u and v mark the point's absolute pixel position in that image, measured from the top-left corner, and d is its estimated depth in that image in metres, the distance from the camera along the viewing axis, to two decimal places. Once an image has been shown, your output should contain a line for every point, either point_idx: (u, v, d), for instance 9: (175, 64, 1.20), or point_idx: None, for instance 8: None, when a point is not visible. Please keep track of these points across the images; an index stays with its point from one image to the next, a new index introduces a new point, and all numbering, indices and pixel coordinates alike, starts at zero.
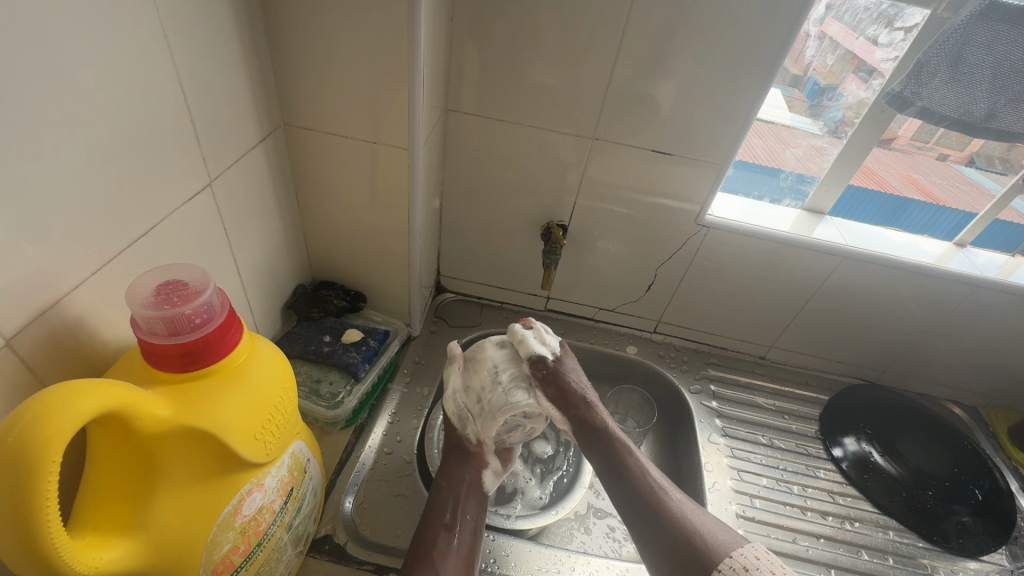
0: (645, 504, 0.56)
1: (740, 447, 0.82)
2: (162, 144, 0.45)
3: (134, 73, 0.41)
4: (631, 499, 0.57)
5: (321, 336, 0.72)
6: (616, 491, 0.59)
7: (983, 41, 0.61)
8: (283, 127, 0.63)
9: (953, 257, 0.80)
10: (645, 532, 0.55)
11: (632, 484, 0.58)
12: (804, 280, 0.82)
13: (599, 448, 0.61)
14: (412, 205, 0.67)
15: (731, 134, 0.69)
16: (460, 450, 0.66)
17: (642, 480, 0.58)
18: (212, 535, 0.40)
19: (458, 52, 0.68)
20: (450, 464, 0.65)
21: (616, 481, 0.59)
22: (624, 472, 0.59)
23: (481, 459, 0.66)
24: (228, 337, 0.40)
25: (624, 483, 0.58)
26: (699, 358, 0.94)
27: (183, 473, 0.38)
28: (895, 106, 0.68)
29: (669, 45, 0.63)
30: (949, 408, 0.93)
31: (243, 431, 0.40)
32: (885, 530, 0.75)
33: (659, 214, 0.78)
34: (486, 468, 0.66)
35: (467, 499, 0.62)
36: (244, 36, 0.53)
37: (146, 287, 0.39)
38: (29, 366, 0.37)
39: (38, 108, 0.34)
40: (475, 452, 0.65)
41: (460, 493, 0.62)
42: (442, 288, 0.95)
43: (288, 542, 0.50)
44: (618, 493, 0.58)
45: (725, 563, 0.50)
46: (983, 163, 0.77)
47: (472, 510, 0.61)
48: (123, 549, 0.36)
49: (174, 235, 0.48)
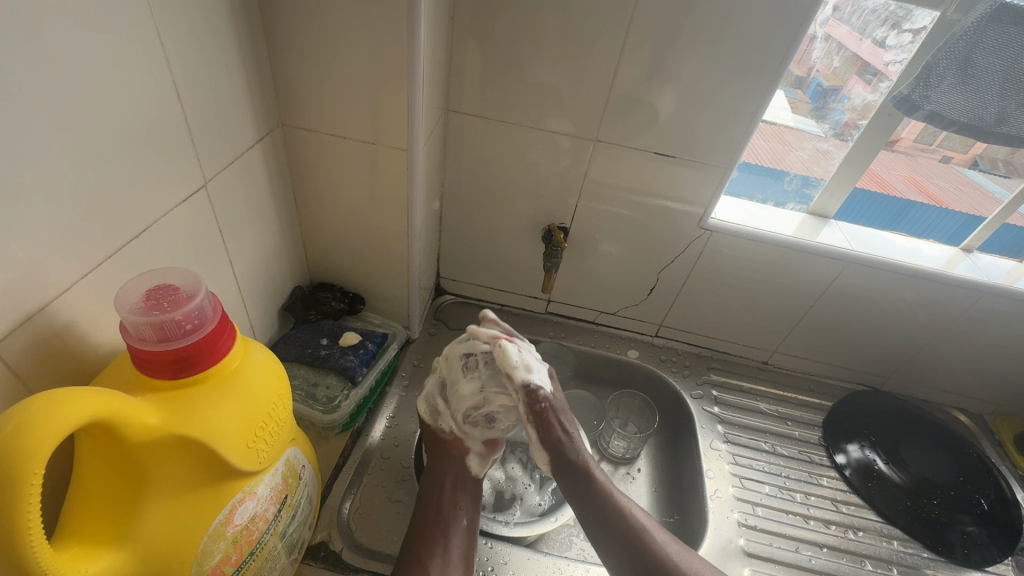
0: (613, 526, 0.58)
1: (742, 454, 0.81)
2: (156, 144, 0.44)
3: (126, 73, 0.40)
4: (595, 520, 0.59)
5: (318, 339, 0.71)
6: (582, 511, 0.60)
7: (994, 43, 0.59)
8: (281, 127, 0.62)
9: (960, 262, 0.79)
10: (612, 545, 0.58)
11: (599, 504, 0.60)
12: (808, 284, 0.81)
13: (570, 472, 0.62)
14: (411, 207, 0.66)
15: (736, 137, 0.68)
16: (438, 441, 0.66)
17: (608, 501, 0.60)
18: (203, 545, 0.40)
19: (458, 52, 0.67)
20: (435, 458, 0.65)
21: (583, 502, 0.61)
22: (592, 496, 0.60)
23: (460, 446, 0.65)
24: (220, 343, 0.39)
25: (593, 507, 0.60)
26: (701, 363, 0.93)
27: (174, 483, 0.37)
28: (903, 110, 0.65)
29: (673, 45, 0.62)
30: (953, 415, 0.92)
31: (236, 439, 0.39)
32: (889, 539, 0.74)
33: (662, 218, 0.77)
34: (468, 452, 0.66)
35: (452, 495, 0.62)
36: (240, 34, 0.52)
37: (135, 291, 0.38)
38: (16, 372, 0.36)
39: (25, 106, 0.33)
40: (449, 441, 0.65)
41: (441, 491, 0.62)
42: (442, 290, 0.94)
43: (282, 550, 0.49)
44: (585, 513, 0.60)
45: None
46: (986, 165, 0.76)
47: (462, 502, 0.62)
48: (111, 560, 0.35)
49: (168, 237, 0.47)
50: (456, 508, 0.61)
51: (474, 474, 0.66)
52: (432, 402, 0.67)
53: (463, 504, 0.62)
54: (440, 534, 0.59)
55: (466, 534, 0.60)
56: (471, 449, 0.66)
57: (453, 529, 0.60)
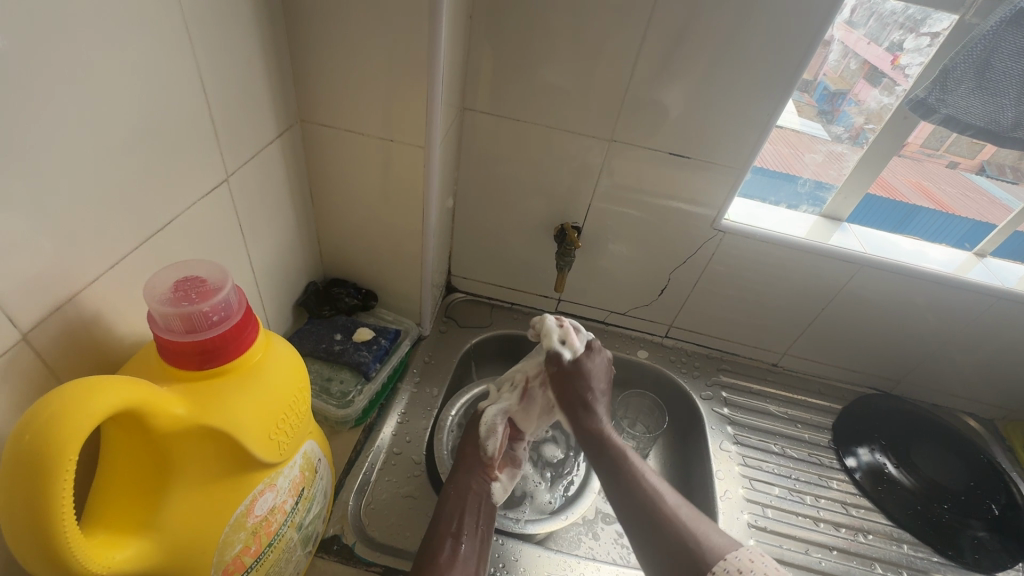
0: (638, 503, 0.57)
1: (752, 455, 0.81)
2: (181, 139, 0.44)
3: (154, 68, 0.40)
4: (632, 513, 0.57)
5: (332, 335, 0.72)
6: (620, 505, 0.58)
7: (1012, 48, 0.58)
8: (300, 123, 0.62)
9: (972, 267, 0.79)
10: (646, 540, 0.54)
11: (636, 494, 0.57)
12: (821, 286, 0.81)
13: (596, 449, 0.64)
14: (426, 204, 0.66)
15: (751, 139, 0.68)
16: (473, 455, 0.66)
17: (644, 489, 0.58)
18: (223, 536, 0.40)
19: (475, 51, 0.67)
20: (460, 475, 0.64)
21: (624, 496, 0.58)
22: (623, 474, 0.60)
23: (489, 470, 0.65)
24: (245, 335, 0.39)
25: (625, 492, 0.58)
26: (710, 364, 0.93)
27: (199, 472, 0.38)
28: (919, 113, 0.65)
29: (691, 46, 0.62)
30: (963, 420, 0.92)
31: (258, 432, 0.40)
32: (898, 543, 0.73)
33: (674, 219, 0.77)
34: (496, 478, 0.66)
35: (476, 515, 0.62)
36: (263, 30, 0.52)
37: (163, 283, 0.39)
38: (44, 361, 0.37)
39: (53, 98, 0.33)
40: (487, 462, 0.65)
41: (467, 505, 0.61)
42: (453, 288, 0.95)
43: (298, 542, 0.50)
44: (622, 503, 0.58)
45: (719, 565, 0.49)
46: (994, 172, 0.77)
47: (477, 526, 0.61)
48: (137, 548, 0.35)
49: (190, 230, 0.48)
50: (476, 530, 0.60)
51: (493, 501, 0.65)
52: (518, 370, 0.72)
53: (481, 525, 0.61)
54: (459, 547, 0.58)
55: (480, 552, 0.59)
56: (497, 477, 0.66)
57: (471, 545, 0.59)
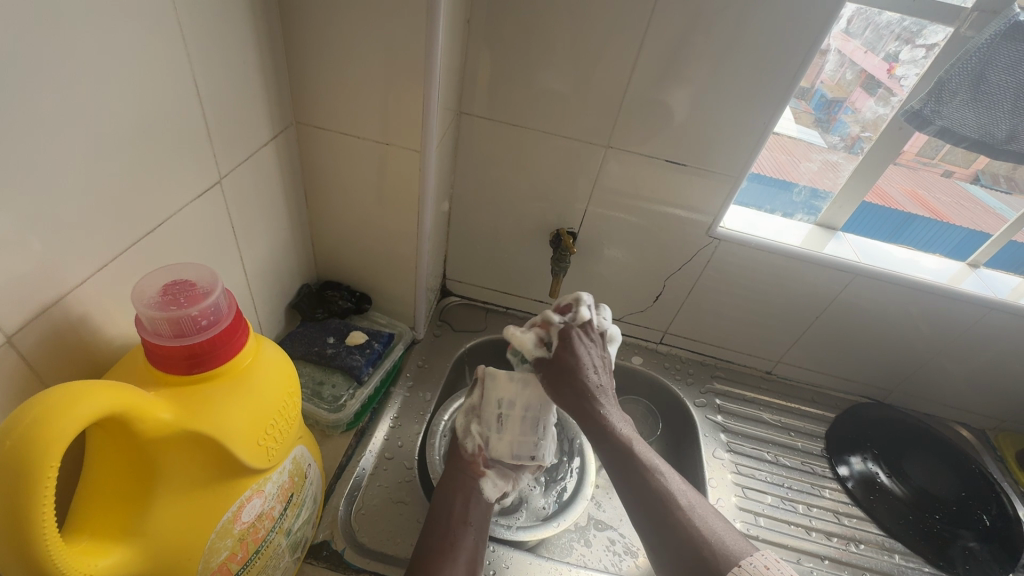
0: (645, 489, 0.55)
1: (745, 464, 0.81)
2: (173, 140, 0.44)
3: (147, 69, 0.40)
4: (645, 507, 0.54)
5: (325, 337, 0.71)
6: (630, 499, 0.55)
7: (1008, 61, 0.58)
8: (295, 125, 0.62)
9: (966, 277, 0.79)
10: (659, 541, 0.52)
11: (642, 481, 0.55)
12: (814, 295, 0.81)
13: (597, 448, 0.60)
14: (420, 207, 0.66)
15: (747, 147, 0.69)
16: (457, 457, 0.66)
17: (659, 490, 0.54)
18: (209, 542, 0.40)
19: (472, 55, 0.67)
20: (447, 481, 0.64)
21: (642, 512, 0.54)
22: (641, 474, 0.56)
23: (475, 468, 0.65)
24: (234, 340, 0.39)
25: (632, 479, 0.56)
26: (705, 371, 0.93)
27: (184, 479, 0.37)
28: (914, 125, 0.64)
29: (689, 53, 0.62)
30: (955, 429, 0.93)
31: (246, 437, 0.39)
32: (891, 553, 0.73)
33: (669, 225, 0.77)
34: (484, 475, 0.65)
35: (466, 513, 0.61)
36: (259, 30, 0.52)
37: (153, 286, 0.38)
38: (29, 364, 0.36)
39: (41, 96, 0.33)
40: (470, 461, 0.65)
41: (455, 508, 0.61)
42: (447, 291, 0.94)
43: (286, 549, 0.49)
44: (631, 492, 0.55)
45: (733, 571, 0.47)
46: (989, 180, 0.78)
47: (473, 519, 0.61)
48: (119, 555, 0.35)
49: (181, 231, 0.47)
50: (465, 526, 0.60)
51: (489, 500, 0.64)
52: (468, 417, 0.69)
53: (473, 522, 0.61)
54: (449, 547, 0.57)
55: (471, 553, 0.58)
56: (484, 473, 0.65)
57: (461, 543, 0.58)
